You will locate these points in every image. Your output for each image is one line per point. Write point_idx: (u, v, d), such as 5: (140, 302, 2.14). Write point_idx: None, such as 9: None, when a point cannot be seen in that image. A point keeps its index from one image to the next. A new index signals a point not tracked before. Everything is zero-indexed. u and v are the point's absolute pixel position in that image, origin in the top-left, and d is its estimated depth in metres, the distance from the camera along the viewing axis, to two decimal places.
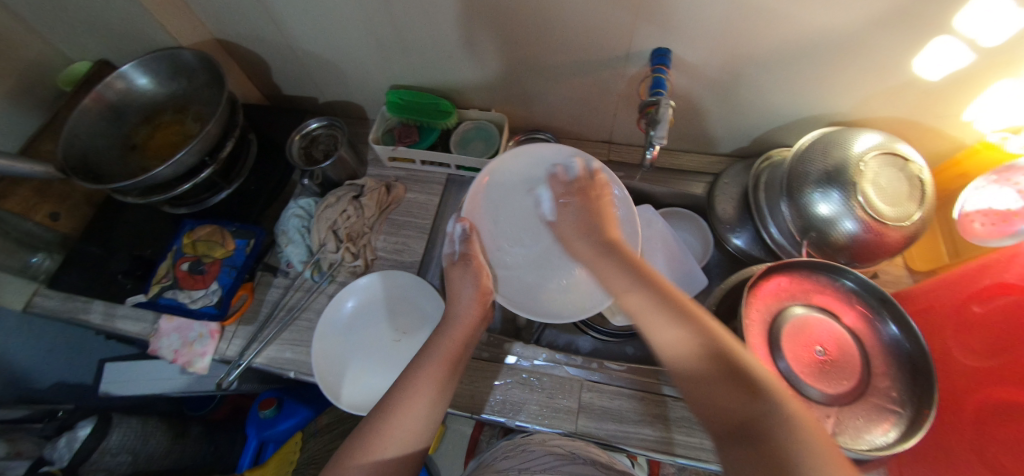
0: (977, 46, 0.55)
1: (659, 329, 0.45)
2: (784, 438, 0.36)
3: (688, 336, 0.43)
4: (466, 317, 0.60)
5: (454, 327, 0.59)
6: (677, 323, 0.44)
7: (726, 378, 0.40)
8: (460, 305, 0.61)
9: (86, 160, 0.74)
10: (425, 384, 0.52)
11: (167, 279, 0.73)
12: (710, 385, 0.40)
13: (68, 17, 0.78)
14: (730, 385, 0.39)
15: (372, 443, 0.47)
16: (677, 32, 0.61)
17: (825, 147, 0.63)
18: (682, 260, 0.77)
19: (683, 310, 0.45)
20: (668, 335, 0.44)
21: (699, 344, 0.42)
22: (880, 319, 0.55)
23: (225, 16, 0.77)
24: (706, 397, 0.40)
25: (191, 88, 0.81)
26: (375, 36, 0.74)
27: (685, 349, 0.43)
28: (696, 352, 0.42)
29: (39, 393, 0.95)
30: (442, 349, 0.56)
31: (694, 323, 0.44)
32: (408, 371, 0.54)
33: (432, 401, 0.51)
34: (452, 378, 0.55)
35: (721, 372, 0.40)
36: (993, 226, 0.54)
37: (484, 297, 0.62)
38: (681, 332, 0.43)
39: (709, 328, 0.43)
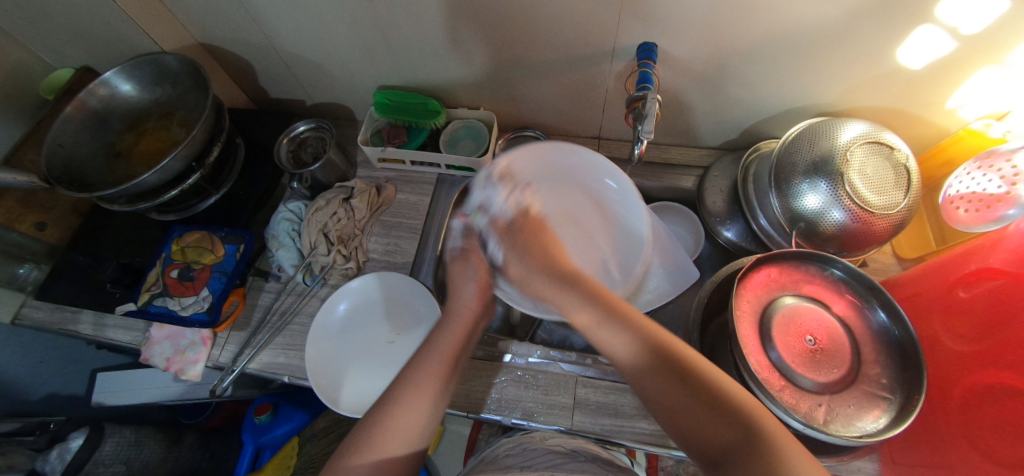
0: (958, 35, 0.55)
1: (607, 339, 0.46)
2: (735, 435, 0.37)
3: (631, 345, 0.45)
4: (466, 313, 0.59)
5: (454, 322, 0.58)
6: (618, 332, 0.46)
7: (671, 378, 0.41)
8: (461, 300, 0.60)
9: (70, 168, 0.73)
10: (427, 381, 0.51)
11: (157, 287, 0.73)
12: (660, 393, 0.42)
13: (48, 24, 0.77)
14: (678, 390, 0.41)
15: (371, 441, 0.47)
16: (663, 26, 0.61)
17: (812, 138, 0.63)
18: (674, 252, 0.76)
19: (624, 316, 0.46)
20: (613, 345, 0.46)
21: (641, 354, 0.44)
22: (869, 307, 0.56)
23: (208, 20, 0.76)
24: (658, 402, 0.42)
25: (176, 93, 0.80)
26: (360, 36, 0.73)
27: (631, 357, 0.44)
28: (642, 360, 0.43)
29: (30, 405, 0.94)
30: (443, 344, 0.55)
31: (639, 333, 0.45)
32: (409, 368, 0.53)
33: (434, 397, 0.51)
34: (453, 375, 0.53)
35: (669, 378, 0.42)
36: (977, 212, 0.55)
37: (484, 289, 0.61)
38: (625, 342, 0.45)
39: (650, 334, 0.44)
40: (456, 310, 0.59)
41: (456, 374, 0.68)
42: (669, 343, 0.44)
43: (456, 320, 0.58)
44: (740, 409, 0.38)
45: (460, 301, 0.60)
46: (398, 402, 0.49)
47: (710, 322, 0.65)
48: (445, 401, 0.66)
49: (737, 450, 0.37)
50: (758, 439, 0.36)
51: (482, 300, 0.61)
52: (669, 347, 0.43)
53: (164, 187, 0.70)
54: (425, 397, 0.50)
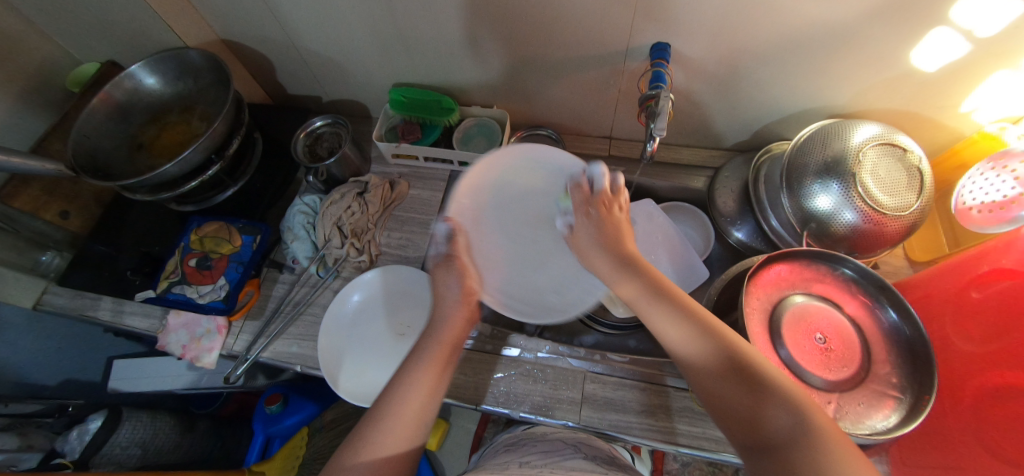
0: (973, 37, 0.55)
1: (668, 330, 0.46)
2: (801, 437, 0.37)
3: (699, 343, 0.44)
4: (454, 314, 0.57)
5: (442, 328, 0.56)
6: (686, 329, 0.45)
7: (731, 372, 0.42)
8: (447, 298, 0.59)
9: (95, 159, 0.75)
10: (417, 385, 0.50)
11: (175, 275, 0.75)
12: (721, 390, 0.42)
13: (77, 18, 0.79)
14: (739, 389, 0.41)
15: (361, 446, 0.46)
16: (676, 26, 0.62)
17: (824, 139, 0.63)
18: (683, 253, 0.78)
19: (682, 303, 0.47)
20: (676, 338, 0.46)
21: (707, 350, 0.43)
22: (880, 307, 0.56)
23: (230, 16, 0.78)
24: (715, 399, 0.42)
25: (197, 88, 0.82)
26: (378, 34, 0.75)
27: (697, 354, 0.44)
28: (708, 357, 0.43)
29: (48, 390, 0.96)
30: (432, 348, 0.54)
31: (707, 334, 0.44)
32: (400, 372, 0.52)
33: (425, 402, 0.49)
34: (444, 378, 0.52)
35: (733, 378, 0.41)
36: (990, 213, 0.55)
37: (471, 297, 0.59)
38: (689, 336, 0.45)
39: (722, 337, 0.44)
40: (445, 307, 0.58)
41: (466, 367, 0.69)
42: (738, 347, 0.43)
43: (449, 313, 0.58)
44: (798, 411, 0.38)
45: (448, 305, 0.58)
46: (390, 403, 0.49)
47: (719, 321, 0.65)
48: (454, 393, 0.67)
49: (786, 448, 0.37)
50: (820, 443, 0.36)
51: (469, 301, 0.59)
52: (737, 350, 0.43)
53: (184, 178, 0.72)
54: (415, 396, 0.49)
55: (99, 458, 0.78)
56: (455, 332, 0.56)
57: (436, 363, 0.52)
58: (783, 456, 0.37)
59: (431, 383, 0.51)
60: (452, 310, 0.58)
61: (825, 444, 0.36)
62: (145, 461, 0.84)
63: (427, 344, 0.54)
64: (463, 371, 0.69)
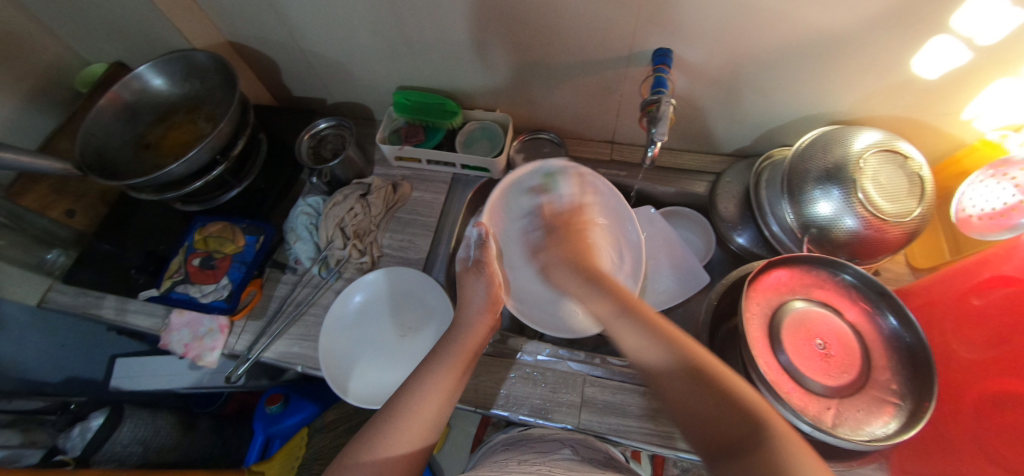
0: (974, 45, 0.56)
1: (629, 341, 0.50)
2: (763, 441, 0.36)
3: (661, 353, 0.46)
4: (475, 323, 0.62)
5: (464, 334, 0.60)
6: (647, 340, 0.48)
7: (689, 378, 0.43)
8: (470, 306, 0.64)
9: (102, 158, 0.76)
10: (435, 386, 0.53)
11: (179, 274, 0.75)
12: (682, 396, 0.43)
13: (87, 19, 0.80)
14: (699, 396, 0.42)
15: (373, 443, 0.48)
16: (678, 32, 0.62)
17: (825, 145, 0.64)
18: (683, 259, 0.79)
19: (644, 317, 0.51)
20: (641, 349, 0.48)
21: (667, 359, 0.45)
22: (879, 313, 0.56)
23: (238, 19, 0.79)
24: (677, 405, 0.43)
25: (204, 89, 0.83)
26: (383, 38, 0.76)
27: (655, 360, 0.46)
28: (669, 365, 0.45)
29: (51, 387, 0.97)
30: (456, 352, 0.58)
31: (673, 346, 0.46)
32: (421, 371, 0.55)
33: (442, 402, 0.53)
34: (461, 382, 0.56)
35: (693, 385, 0.42)
36: (990, 220, 0.55)
37: (494, 305, 0.64)
38: (651, 346, 0.48)
39: (685, 348, 0.45)
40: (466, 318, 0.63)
41: None
42: (695, 351, 0.45)
43: (470, 320, 0.63)
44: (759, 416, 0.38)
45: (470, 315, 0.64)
46: (406, 407, 0.51)
47: (719, 326, 0.65)
48: (454, 395, 0.67)
49: (748, 449, 0.37)
50: (771, 437, 0.36)
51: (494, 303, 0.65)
52: (699, 359, 0.44)
53: (189, 178, 0.73)
54: (432, 399, 0.52)
55: (99, 455, 0.78)
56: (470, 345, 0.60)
57: (454, 371, 0.56)
58: (742, 458, 0.36)
59: (447, 390, 0.54)
60: (472, 323, 0.62)
61: (789, 446, 0.35)
62: (146, 459, 0.84)
63: (445, 353, 0.58)
64: None
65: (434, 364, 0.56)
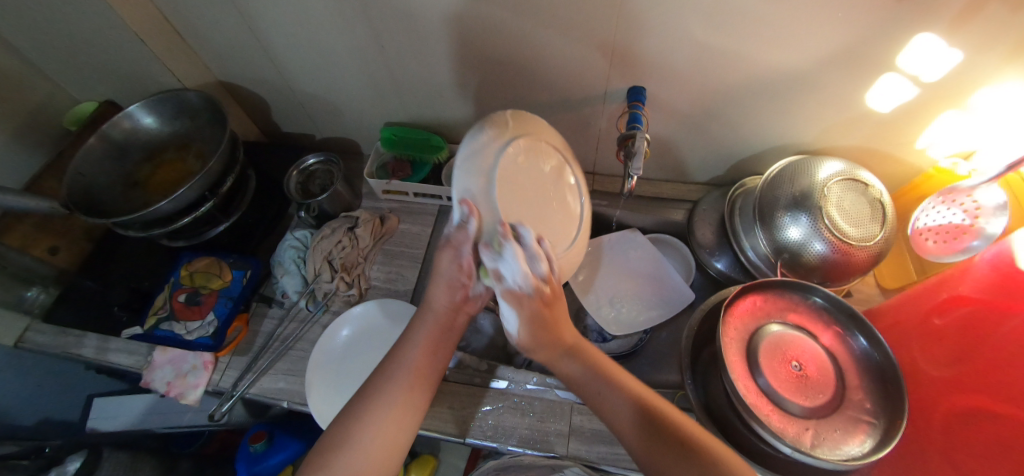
0: (920, 82, 0.60)
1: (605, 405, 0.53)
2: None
3: (618, 405, 0.52)
4: (426, 336, 0.58)
5: (419, 334, 0.58)
6: (605, 396, 0.53)
7: (663, 441, 0.49)
8: (435, 300, 0.60)
9: (89, 196, 0.76)
10: (394, 395, 0.53)
11: (163, 311, 0.75)
12: (641, 443, 0.50)
13: (79, 60, 0.82)
14: (658, 440, 0.49)
15: (331, 460, 0.48)
16: (648, 72, 0.67)
17: (792, 174, 0.67)
18: (665, 280, 0.82)
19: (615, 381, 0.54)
20: (601, 405, 0.53)
21: (625, 409, 0.52)
22: (850, 334, 0.58)
23: (230, 61, 0.82)
24: (638, 447, 0.50)
25: (193, 127, 0.84)
26: (370, 78, 0.79)
27: (627, 423, 0.51)
28: (627, 414, 0.52)
29: (24, 431, 0.93)
30: (412, 356, 0.56)
31: (624, 395, 0.53)
32: (378, 376, 0.55)
33: (400, 411, 0.53)
34: (422, 389, 0.55)
35: (661, 441, 0.49)
36: (944, 243, 0.59)
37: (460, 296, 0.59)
38: (623, 408, 0.52)
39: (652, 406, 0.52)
40: (423, 325, 0.59)
41: (453, 400, 0.69)
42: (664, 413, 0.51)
43: (425, 325, 0.59)
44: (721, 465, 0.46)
45: (423, 321, 0.59)
46: (364, 416, 0.51)
47: (700, 350, 0.66)
48: (443, 428, 0.67)
49: None
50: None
51: (453, 298, 0.59)
52: (651, 406, 0.52)
53: (177, 215, 0.73)
54: (378, 423, 0.51)
55: None
56: (425, 353, 0.57)
57: (403, 389, 0.54)
58: None
59: (396, 412, 0.53)
60: (423, 331, 0.58)
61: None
62: None
63: (392, 374, 0.55)
64: (451, 405, 0.69)
65: (387, 376, 0.54)
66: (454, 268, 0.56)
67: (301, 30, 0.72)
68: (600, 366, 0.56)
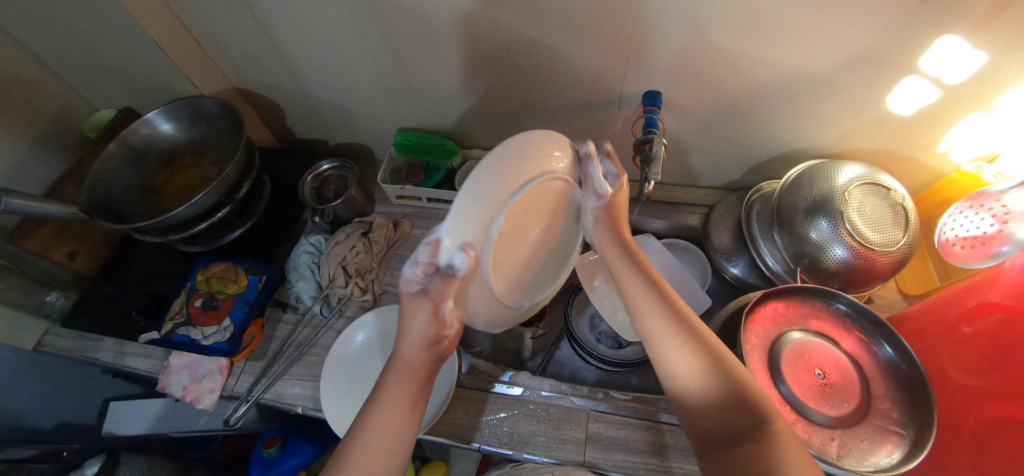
0: (943, 84, 0.59)
1: (675, 352, 0.48)
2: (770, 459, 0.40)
3: (704, 369, 0.46)
4: (407, 378, 0.53)
5: (399, 373, 0.54)
6: (688, 353, 0.47)
7: (729, 405, 0.44)
8: (407, 351, 0.54)
9: (108, 202, 0.78)
10: (381, 436, 0.50)
11: (180, 316, 0.75)
12: (710, 416, 0.45)
13: (99, 68, 0.84)
14: (730, 417, 0.44)
15: None
16: (664, 76, 0.67)
17: (811, 179, 0.66)
18: (685, 284, 0.81)
19: (697, 336, 0.48)
20: (681, 361, 0.48)
21: (708, 378, 0.46)
22: (875, 342, 0.57)
23: (247, 67, 0.83)
24: (695, 417, 0.46)
25: (209, 133, 0.85)
26: (384, 84, 0.80)
27: (692, 375, 0.47)
28: (710, 383, 0.45)
29: (42, 433, 0.94)
30: (395, 394, 0.52)
31: (710, 355, 0.47)
32: (365, 412, 0.52)
33: (388, 451, 0.49)
34: (411, 424, 0.52)
35: (727, 405, 0.44)
36: (973, 249, 0.57)
37: (433, 344, 0.54)
38: (693, 364, 0.47)
39: (732, 371, 0.46)
40: (402, 367, 0.54)
41: (469, 407, 0.69)
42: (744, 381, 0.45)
43: (395, 381, 0.53)
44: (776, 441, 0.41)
45: (394, 379, 0.53)
46: (352, 455, 0.48)
47: None
48: (457, 435, 0.66)
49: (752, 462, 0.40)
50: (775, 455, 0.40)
51: (431, 353, 0.54)
52: (740, 383, 0.45)
53: (193, 221, 0.74)
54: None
55: None
56: (401, 416, 0.51)
57: (380, 455, 0.49)
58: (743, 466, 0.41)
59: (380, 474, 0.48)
60: (395, 390, 0.52)
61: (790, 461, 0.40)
62: None
63: (378, 414, 0.51)
64: (466, 412, 0.69)
65: (364, 434, 0.49)
66: (427, 318, 0.51)
67: (317, 37, 0.72)
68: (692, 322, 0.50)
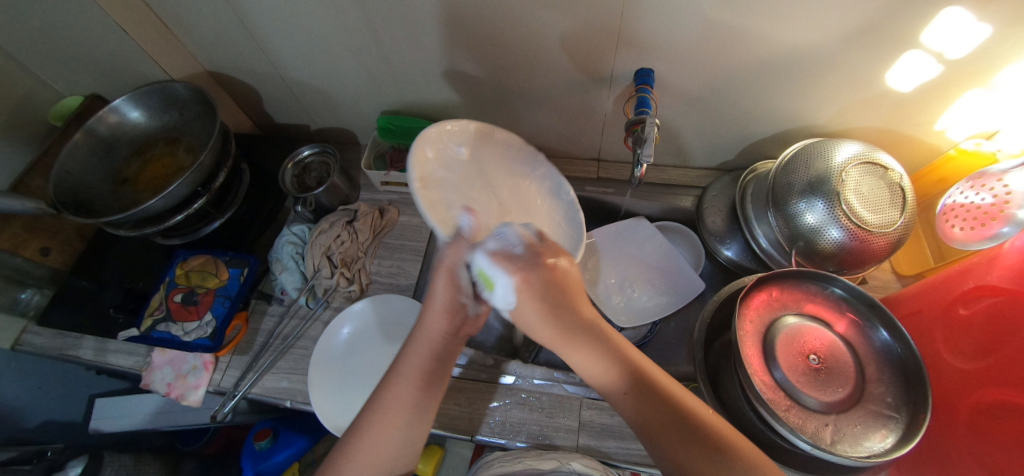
0: (944, 59, 0.57)
1: (581, 361, 0.47)
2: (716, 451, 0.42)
3: (611, 370, 0.46)
4: (420, 352, 0.49)
5: (419, 343, 0.50)
6: (597, 355, 0.46)
7: (644, 394, 0.45)
8: (429, 321, 0.50)
9: (78, 194, 0.74)
10: (396, 413, 0.47)
11: (160, 311, 0.73)
12: (641, 414, 0.44)
13: (61, 52, 0.78)
14: (661, 412, 0.44)
15: None
16: (656, 52, 0.63)
17: (808, 158, 0.64)
18: (676, 268, 0.80)
19: (607, 338, 0.47)
20: (593, 369, 0.46)
21: (621, 376, 0.45)
22: (870, 326, 0.56)
23: (219, 49, 0.79)
24: (640, 425, 0.44)
25: (183, 120, 0.81)
26: (364, 64, 0.76)
27: (603, 375, 0.46)
28: (619, 381, 0.45)
29: (25, 433, 0.93)
30: (412, 366, 0.49)
31: (615, 353, 0.46)
32: (375, 397, 0.48)
33: (404, 433, 0.47)
34: (428, 401, 0.48)
35: (645, 397, 0.45)
36: (972, 231, 0.56)
37: (455, 312, 0.50)
38: (601, 365, 0.46)
39: (630, 360, 0.46)
40: (420, 341, 0.50)
41: (460, 397, 0.68)
42: (648, 367, 0.46)
43: (413, 353, 0.49)
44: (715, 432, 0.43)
45: (411, 349, 0.49)
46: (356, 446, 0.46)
47: (713, 341, 0.65)
48: (448, 425, 0.66)
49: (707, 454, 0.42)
50: (721, 442, 0.43)
51: (452, 324, 0.50)
52: (645, 372, 0.46)
53: (169, 213, 0.71)
54: None
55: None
56: (416, 391, 0.48)
57: (393, 438, 0.46)
58: (698, 459, 0.42)
59: (388, 470, 0.46)
60: (411, 360, 0.49)
61: (733, 442, 0.43)
62: None
63: (390, 390, 0.48)
64: (458, 401, 0.68)
65: (369, 422, 0.47)
66: (447, 287, 0.50)
67: (288, 14, 0.68)
68: (605, 330, 0.48)
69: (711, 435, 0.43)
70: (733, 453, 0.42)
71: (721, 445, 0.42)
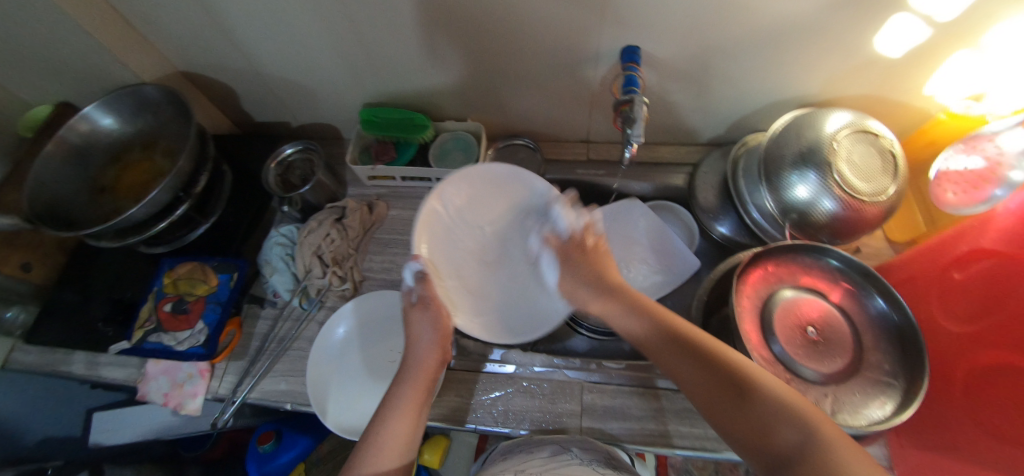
0: (933, 22, 0.56)
1: (626, 323, 0.54)
2: (766, 405, 0.42)
3: (646, 329, 0.51)
4: (416, 381, 0.56)
5: (412, 374, 0.57)
6: (634, 317, 0.53)
7: (680, 349, 0.48)
8: (419, 353, 0.59)
9: (56, 207, 0.72)
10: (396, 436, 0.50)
11: (150, 323, 0.71)
12: (686, 372, 0.47)
13: (23, 60, 0.75)
14: (698, 367, 0.46)
15: None
16: (642, 28, 0.61)
17: (799, 129, 0.64)
18: (670, 247, 0.80)
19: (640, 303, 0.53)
20: (636, 329, 0.52)
21: (652, 331, 0.51)
22: (867, 295, 0.56)
23: (189, 47, 0.76)
24: (677, 380, 0.47)
25: (157, 123, 0.78)
26: (342, 55, 0.73)
27: (642, 334, 0.52)
28: (654, 339, 0.50)
29: (26, 451, 0.92)
30: (408, 394, 0.55)
31: (648, 314, 0.52)
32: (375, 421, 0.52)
33: (403, 449, 0.50)
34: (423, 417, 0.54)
35: (681, 352, 0.48)
36: (966, 194, 0.55)
37: (443, 340, 0.59)
38: (637, 324, 0.52)
39: (661, 317, 0.51)
40: (413, 374, 0.57)
41: (461, 389, 0.68)
42: (678, 324, 0.50)
43: (408, 385, 0.56)
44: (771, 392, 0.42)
45: (405, 380, 0.56)
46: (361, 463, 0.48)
47: (711, 317, 0.65)
48: (451, 417, 0.66)
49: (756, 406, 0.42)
50: (779, 401, 0.41)
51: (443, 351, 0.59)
52: (680, 328, 0.50)
53: (152, 220, 0.69)
54: None
55: None
56: (415, 412, 0.54)
57: (392, 460, 0.49)
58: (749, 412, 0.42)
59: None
60: (410, 386, 0.55)
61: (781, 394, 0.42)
62: None
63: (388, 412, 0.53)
64: (459, 393, 0.67)
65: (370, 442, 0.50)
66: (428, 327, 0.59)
67: (258, 6, 0.65)
68: (640, 297, 0.55)
69: (759, 390, 0.43)
70: (775, 402, 0.42)
71: (762, 393, 0.42)
